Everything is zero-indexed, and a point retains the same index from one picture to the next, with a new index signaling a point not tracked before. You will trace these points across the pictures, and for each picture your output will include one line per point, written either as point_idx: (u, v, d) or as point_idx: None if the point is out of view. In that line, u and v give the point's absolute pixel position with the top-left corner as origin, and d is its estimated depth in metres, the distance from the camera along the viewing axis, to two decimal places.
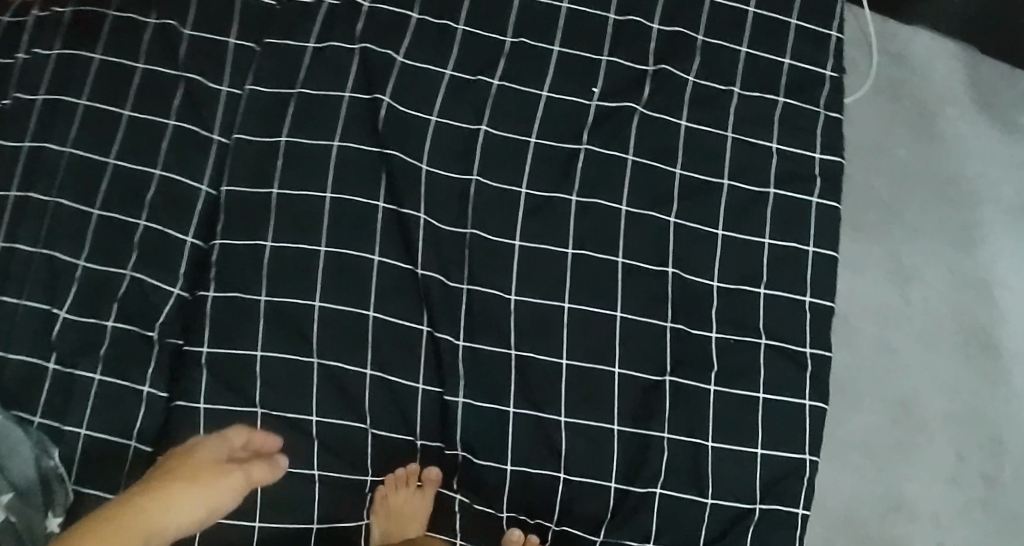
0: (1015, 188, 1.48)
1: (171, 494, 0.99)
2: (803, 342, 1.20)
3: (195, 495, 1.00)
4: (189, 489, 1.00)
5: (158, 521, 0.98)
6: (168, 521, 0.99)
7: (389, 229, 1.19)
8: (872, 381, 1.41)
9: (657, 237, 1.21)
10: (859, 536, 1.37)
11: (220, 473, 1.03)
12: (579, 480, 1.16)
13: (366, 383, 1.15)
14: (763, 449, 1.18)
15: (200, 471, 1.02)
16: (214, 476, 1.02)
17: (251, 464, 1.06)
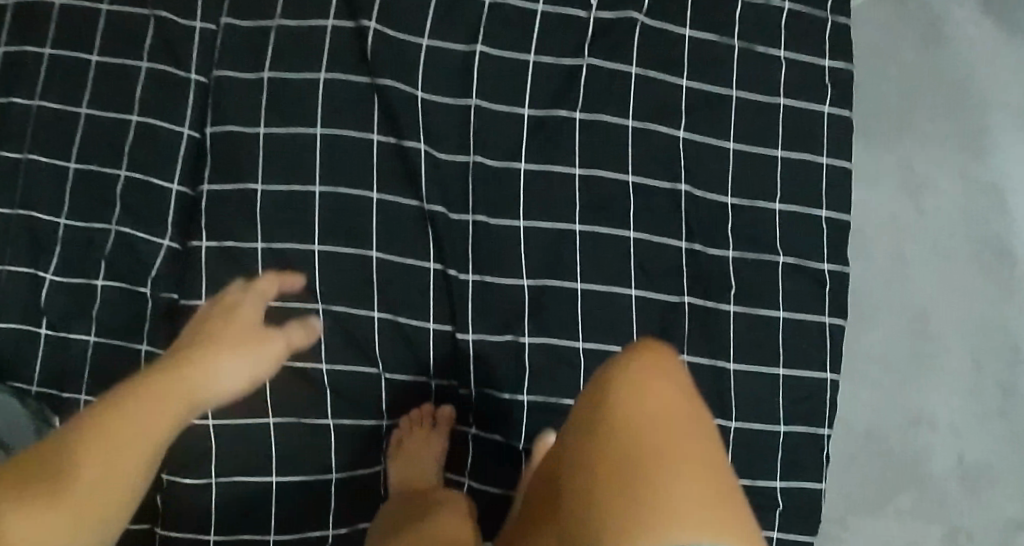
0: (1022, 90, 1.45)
1: (217, 349, 0.91)
2: (821, 257, 1.17)
3: (244, 359, 0.92)
4: (237, 353, 0.92)
5: (215, 364, 0.89)
6: (223, 365, 0.90)
7: (388, 161, 1.13)
8: (889, 293, 1.40)
9: (667, 155, 1.17)
10: (880, 450, 1.38)
11: (257, 341, 0.95)
12: None
13: (375, 327, 1.10)
14: (785, 368, 1.15)
15: (242, 337, 0.94)
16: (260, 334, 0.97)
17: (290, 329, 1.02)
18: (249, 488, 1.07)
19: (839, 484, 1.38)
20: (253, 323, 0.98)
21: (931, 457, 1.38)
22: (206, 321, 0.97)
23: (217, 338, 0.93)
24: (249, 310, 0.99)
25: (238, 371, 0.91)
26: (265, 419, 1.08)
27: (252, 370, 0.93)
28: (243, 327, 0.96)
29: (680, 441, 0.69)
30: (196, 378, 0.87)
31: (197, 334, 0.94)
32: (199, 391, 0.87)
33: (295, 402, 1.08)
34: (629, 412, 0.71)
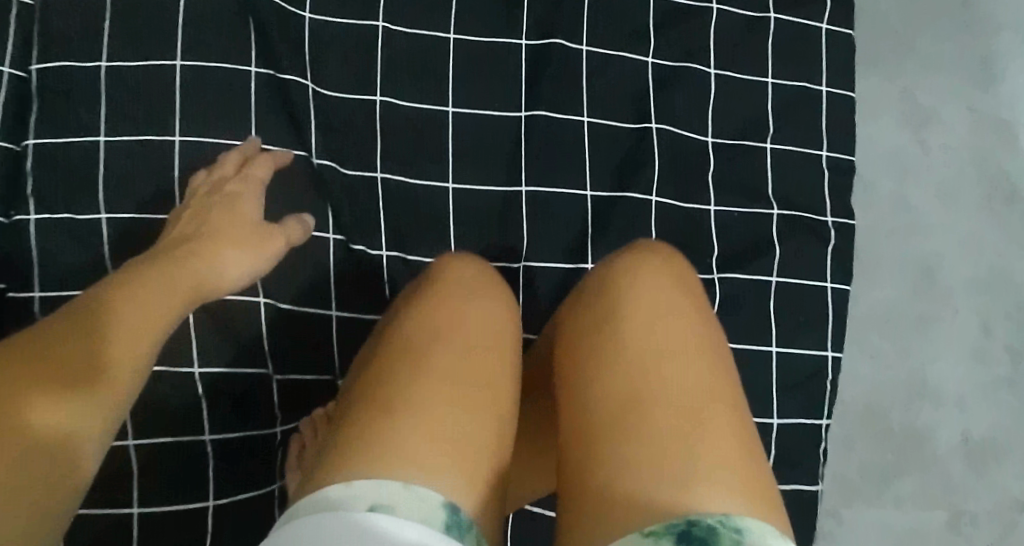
0: None
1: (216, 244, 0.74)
2: (822, 209, 0.95)
3: (243, 256, 0.75)
4: (238, 245, 0.75)
5: (213, 261, 0.73)
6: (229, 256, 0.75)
7: (269, 101, 0.87)
8: (890, 243, 1.18)
9: (633, 85, 0.94)
10: (880, 427, 1.17)
11: (259, 239, 0.77)
12: None
13: (262, 319, 0.84)
14: (777, 346, 0.94)
15: (240, 233, 0.76)
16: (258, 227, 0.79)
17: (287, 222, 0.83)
18: (103, 526, 0.80)
19: (835, 470, 1.16)
20: (253, 218, 0.79)
21: (936, 433, 1.17)
22: (199, 208, 0.78)
23: (218, 226, 0.76)
24: (247, 199, 0.80)
25: (238, 266, 0.75)
26: (124, 441, 0.80)
27: (254, 258, 0.76)
28: (245, 221, 0.78)
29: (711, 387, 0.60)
30: (196, 262, 0.71)
31: (191, 222, 0.76)
32: (204, 280, 0.71)
33: (167, 415, 0.82)
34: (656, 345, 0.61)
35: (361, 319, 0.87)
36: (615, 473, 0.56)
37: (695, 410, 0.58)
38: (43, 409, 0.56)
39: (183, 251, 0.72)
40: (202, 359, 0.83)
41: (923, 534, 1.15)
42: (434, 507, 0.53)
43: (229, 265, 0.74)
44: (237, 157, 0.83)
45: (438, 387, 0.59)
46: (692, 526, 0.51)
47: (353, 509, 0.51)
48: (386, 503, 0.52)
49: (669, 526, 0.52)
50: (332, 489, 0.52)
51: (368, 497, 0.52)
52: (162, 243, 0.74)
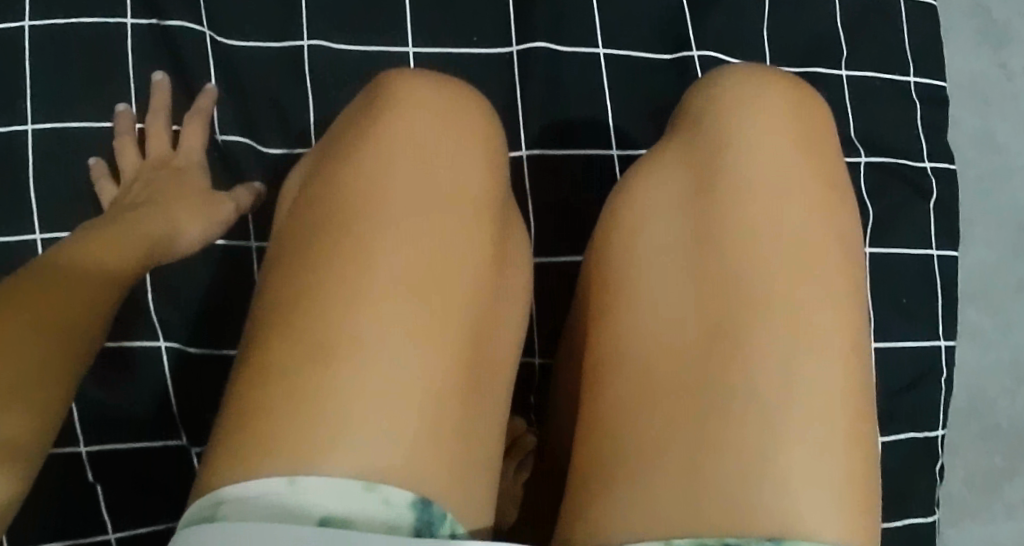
0: None
1: (159, 212, 0.55)
2: (917, 153, 0.72)
3: (200, 220, 0.58)
4: (189, 209, 0.57)
5: (162, 231, 0.55)
6: (180, 230, 0.56)
7: (150, 59, 0.64)
8: (976, 194, 0.94)
9: (658, 8, 0.70)
10: (987, 427, 0.92)
11: (210, 200, 0.59)
12: None
13: (167, 370, 0.61)
14: (876, 340, 0.70)
15: (189, 194, 0.58)
16: (203, 191, 0.59)
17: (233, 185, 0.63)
18: None
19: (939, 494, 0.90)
20: (202, 186, 0.60)
21: None
22: (141, 187, 0.59)
23: (166, 196, 0.57)
24: (195, 172, 0.60)
25: (189, 236, 0.57)
26: None
27: (209, 223, 0.58)
28: (186, 190, 0.59)
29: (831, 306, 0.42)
30: (149, 225, 0.54)
31: (131, 187, 0.59)
32: (162, 244, 0.54)
33: (52, 515, 0.59)
34: (757, 255, 0.43)
35: None
36: (669, 454, 0.40)
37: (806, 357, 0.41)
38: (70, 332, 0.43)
39: (129, 212, 0.54)
40: (91, 434, 0.60)
41: None
42: (398, 513, 0.36)
43: (184, 233, 0.57)
44: (164, 125, 0.62)
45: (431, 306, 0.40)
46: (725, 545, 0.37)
47: (292, 524, 0.34)
48: (342, 511, 0.35)
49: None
50: (267, 486, 0.35)
51: (316, 501, 0.35)
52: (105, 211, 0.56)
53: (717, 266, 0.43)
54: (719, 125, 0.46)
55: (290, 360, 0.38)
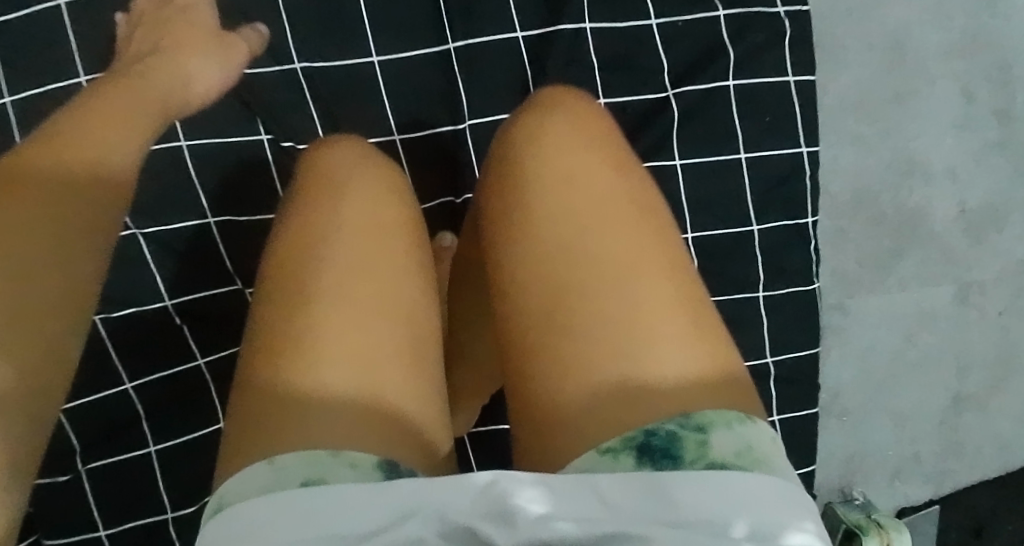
0: None
1: (178, 57, 0.78)
2: (772, 1, 0.90)
3: (217, 61, 0.81)
4: (204, 52, 0.80)
5: (183, 61, 0.79)
6: (194, 66, 0.79)
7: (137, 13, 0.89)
8: (852, 25, 1.18)
9: None
10: (873, 215, 1.20)
11: (225, 42, 0.82)
12: None
13: (216, 235, 0.87)
14: (747, 152, 0.90)
15: (207, 39, 0.81)
16: (205, 37, 0.81)
17: (232, 38, 0.83)
18: (127, 470, 0.86)
19: (832, 267, 1.20)
20: (210, 25, 0.83)
21: (930, 210, 1.21)
22: (154, 26, 0.81)
23: (178, 43, 0.80)
24: (199, 12, 0.84)
25: (208, 71, 0.80)
26: (122, 386, 0.86)
27: (222, 70, 0.81)
28: (200, 33, 0.82)
29: (639, 248, 0.60)
30: (169, 72, 0.77)
31: (148, 32, 0.81)
32: (180, 82, 0.77)
33: (156, 353, 0.86)
34: (583, 245, 0.60)
35: None
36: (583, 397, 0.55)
37: (629, 293, 0.58)
38: (128, 115, 0.69)
39: (153, 62, 0.77)
40: (172, 290, 0.86)
41: (933, 307, 1.23)
42: (365, 470, 0.51)
43: (199, 76, 0.79)
44: None
45: (353, 326, 0.57)
46: (650, 436, 0.52)
47: (282, 489, 0.49)
48: (318, 474, 0.50)
49: (626, 440, 0.52)
50: (255, 471, 0.51)
51: (298, 472, 0.50)
52: (138, 56, 0.79)
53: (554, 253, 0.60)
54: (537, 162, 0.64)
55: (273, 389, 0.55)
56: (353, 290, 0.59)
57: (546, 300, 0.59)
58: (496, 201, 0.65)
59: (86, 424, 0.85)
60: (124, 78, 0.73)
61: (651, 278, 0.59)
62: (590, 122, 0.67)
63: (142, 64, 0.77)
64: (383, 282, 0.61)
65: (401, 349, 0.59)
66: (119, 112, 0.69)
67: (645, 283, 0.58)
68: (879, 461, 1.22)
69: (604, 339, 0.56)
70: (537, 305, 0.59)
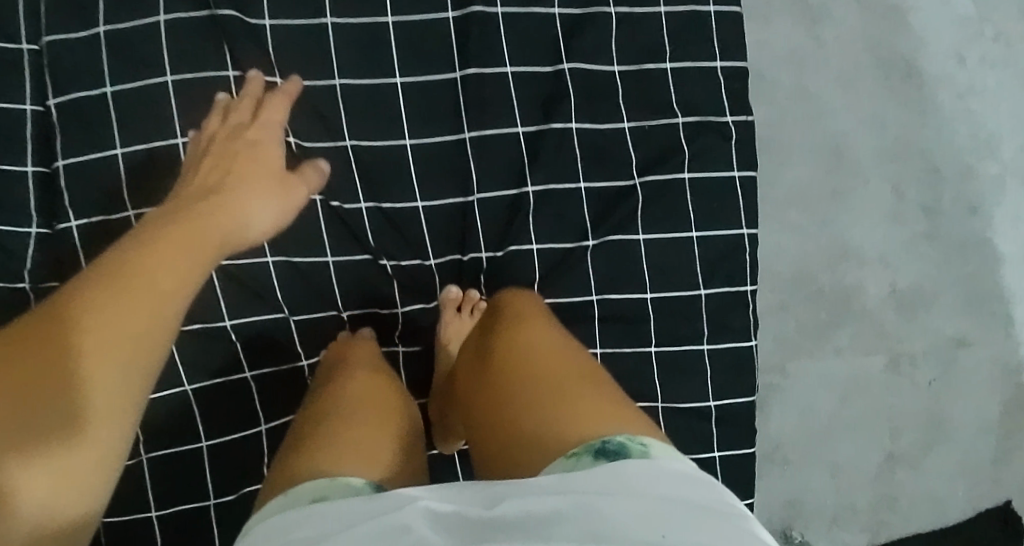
0: None
1: (238, 201, 0.97)
2: (722, 111, 1.13)
3: (272, 203, 0.99)
4: (263, 195, 0.99)
5: (245, 200, 0.97)
6: (253, 210, 0.98)
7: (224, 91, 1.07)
8: (797, 132, 1.42)
9: (546, 35, 1.11)
10: (812, 291, 1.42)
11: (283, 184, 1.01)
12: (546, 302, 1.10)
13: (272, 273, 1.06)
14: (697, 230, 1.12)
15: (270, 179, 1.00)
16: (267, 181, 1.00)
17: (291, 182, 1.01)
18: (179, 460, 1.04)
19: (775, 335, 1.42)
20: (276, 163, 1.02)
21: (864, 290, 1.43)
22: (227, 156, 1.00)
23: (245, 185, 0.98)
24: (266, 146, 1.02)
25: (264, 212, 0.99)
26: (183, 388, 1.04)
27: (277, 211, 1.00)
28: (263, 174, 1.00)
29: (568, 360, 0.87)
30: (231, 219, 0.95)
31: (225, 153, 1.00)
32: (237, 227, 0.96)
33: (213, 364, 1.05)
34: (527, 358, 0.88)
35: (352, 259, 1.08)
36: (544, 439, 0.79)
37: (562, 379, 0.84)
38: (160, 271, 0.85)
39: (219, 206, 0.95)
40: (231, 315, 1.05)
41: (866, 374, 1.43)
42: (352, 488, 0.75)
43: (256, 217, 0.98)
44: (256, 96, 1.04)
45: (353, 431, 0.85)
46: (605, 443, 0.75)
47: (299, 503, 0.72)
48: (321, 493, 0.73)
49: (588, 447, 0.75)
50: (275, 501, 0.74)
51: (308, 492, 0.74)
52: (206, 189, 0.97)
53: (506, 367, 0.89)
54: (494, 329, 0.96)
55: (291, 461, 0.81)
56: (352, 417, 0.88)
57: (505, 396, 0.86)
58: (472, 358, 0.96)
59: (151, 420, 1.03)
60: (188, 222, 0.91)
61: (578, 373, 0.85)
62: (527, 305, 1.00)
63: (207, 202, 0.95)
64: (372, 414, 0.89)
65: (384, 448, 0.85)
66: (160, 271, 0.85)
67: (566, 375, 0.85)
68: (814, 505, 1.41)
69: (547, 404, 0.81)
70: (502, 401, 0.86)
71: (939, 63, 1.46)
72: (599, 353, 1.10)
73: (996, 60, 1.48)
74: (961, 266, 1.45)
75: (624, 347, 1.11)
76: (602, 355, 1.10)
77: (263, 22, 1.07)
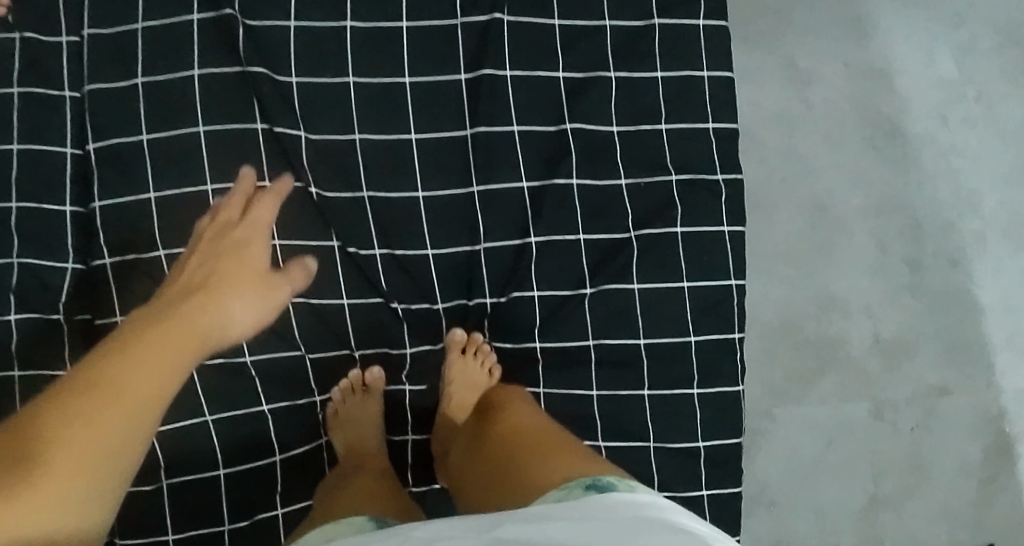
0: None
1: (223, 302, 0.96)
2: (713, 170, 1.21)
3: (257, 302, 1.00)
4: (249, 293, 0.99)
5: (233, 300, 0.97)
6: (237, 311, 0.97)
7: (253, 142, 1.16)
8: (785, 189, 1.51)
9: (550, 97, 1.20)
10: (798, 340, 1.49)
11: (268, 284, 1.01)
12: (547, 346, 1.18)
13: (291, 313, 1.14)
14: (688, 281, 1.19)
15: (255, 278, 1.00)
16: (252, 281, 1.00)
17: (277, 281, 1.02)
18: (198, 487, 1.10)
19: (762, 382, 1.49)
20: (262, 264, 1.02)
21: (848, 338, 1.50)
22: (213, 256, 1.00)
23: (230, 286, 0.98)
24: (253, 245, 1.03)
25: (248, 311, 0.99)
26: (204, 418, 1.11)
27: (260, 313, 1.00)
28: (249, 273, 1.00)
29: (550, 431, 1.01)
30: (213, 323, 0.94)
31: (213, 253, 1.00)
32: (220, 329, 0.95)
33: (232, 396, 1.12)
34: (516, 430, 1.02)
35: (366, 302, 1.15)
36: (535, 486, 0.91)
37: (548, 445, 0.97)
38: (140, 371, 0.85)
39: (203, 309, 0.94)
40: (251, 351, 1.12)
41: (851, 420, 1.49)
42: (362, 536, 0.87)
43: (238, 319, 0.98)
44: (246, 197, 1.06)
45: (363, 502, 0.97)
46: (597, 482, 0.84)
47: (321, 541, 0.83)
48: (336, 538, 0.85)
49: (580, 482, 0.85)
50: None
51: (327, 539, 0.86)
52: (190, 290, 0.96)
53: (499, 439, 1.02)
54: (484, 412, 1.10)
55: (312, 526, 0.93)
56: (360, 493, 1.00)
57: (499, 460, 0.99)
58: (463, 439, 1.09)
59: (172, 447, 1.10)
60: (169, 328, 0.90)
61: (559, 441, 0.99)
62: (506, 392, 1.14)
63: (192, 304, 0.94)
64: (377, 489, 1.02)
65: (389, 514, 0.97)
66: (139, 371, 0.85)
67: (550, 441, 0.98)
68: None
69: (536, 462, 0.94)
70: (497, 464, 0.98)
71: (923, 124, 1.55)
72: (594, 394, 1.17)
73: (978, 120, 1.56)
74: (943, 317, 1.52)
75: (618, 389, 1.18)
76: (597, 397, 1.17)
77: (291, 80, 1.16)
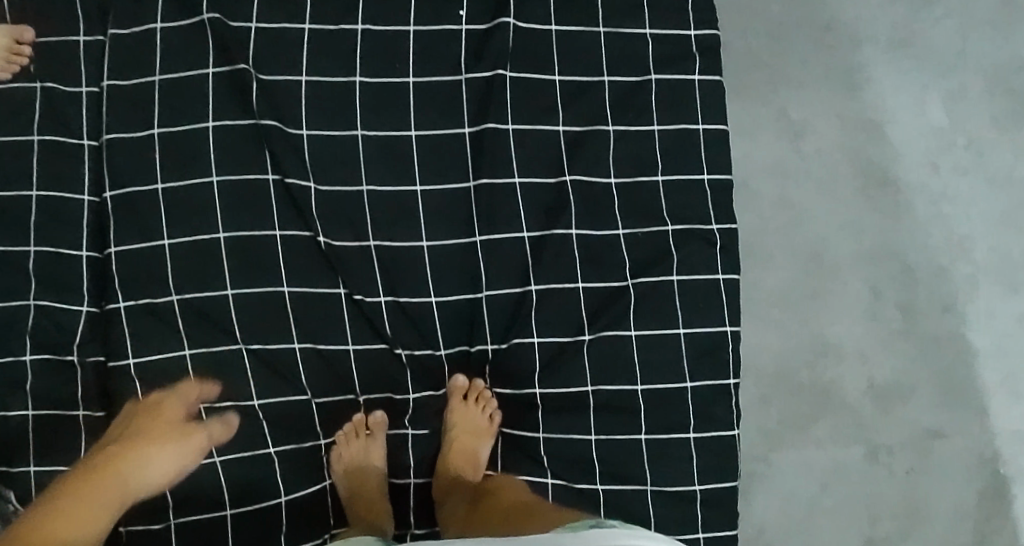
0: (888, 36, 1.61)
1: (143, 453, 1.04)
2: (709, 219, 1.25)
3: (176, 454, 1.06)
4: (167, 447, 1.06)
5: (144, 454, 1.03)
6: (154, 463, 1.04)
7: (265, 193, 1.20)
8: (779, 237, 1.55)
9: (551, 149, 1.24)
10: (792, 385, 1.52)
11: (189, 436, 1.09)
12: (545, 391, 1.21)
13: (299, 358, 1.18)
14: (684, 328, 1.22)
15: (171, 433, 1.07)
16: (174, 432, 1.08)
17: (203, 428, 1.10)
18: (205, 527, 1.13)
19: (757, 426, 1.52)
20: (178, 422, 1.09)
21: (842, 383, 1.53)
22: (128, 424, 1.08)
23: (143, 443, 1.05)
24: (168, 406, 1.11)
25: (169, 462, 1.05)
26: (213, 458, 1.14)
27: (178, 464, 1.07)
28: (168, 426, 1.08)
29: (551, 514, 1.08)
30: (130, 476, 1.01)
31: (129, 425, 1.07)
32: (135, 482, 1.02)
33: (240, 438, 1.15)
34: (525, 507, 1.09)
35: (371, 347, 1.19)
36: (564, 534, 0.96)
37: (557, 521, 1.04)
38: (68, 519, 0.95)
39: (119, 465, 1.01)
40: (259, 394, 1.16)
41: (846, 464, 1.52)
42: None
43: (156, 471, 1.04)
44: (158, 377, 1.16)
45: None
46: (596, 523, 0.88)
47: None
48: None
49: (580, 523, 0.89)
50: None
51: None
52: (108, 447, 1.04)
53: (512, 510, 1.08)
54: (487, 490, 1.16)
55: None
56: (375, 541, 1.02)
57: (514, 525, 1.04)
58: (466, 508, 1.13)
59: (181, 487, 1.14)
60: (87, 485, 0.98)
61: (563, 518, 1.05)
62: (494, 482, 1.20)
63: (108, 464, 1.01)
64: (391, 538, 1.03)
65: None
66: (67, 519, 0.95)
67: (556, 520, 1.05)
68: None
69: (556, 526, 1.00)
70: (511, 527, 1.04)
71: (915, 172, 1.58)
72: (592, 439, 1.20)
73: (968, 167, 1.59)
74: (936, 362, 1.55)
75: (616, 433, 1.20)
76: (596, 441, 1.20)
77: (301, 132, 1.21)
